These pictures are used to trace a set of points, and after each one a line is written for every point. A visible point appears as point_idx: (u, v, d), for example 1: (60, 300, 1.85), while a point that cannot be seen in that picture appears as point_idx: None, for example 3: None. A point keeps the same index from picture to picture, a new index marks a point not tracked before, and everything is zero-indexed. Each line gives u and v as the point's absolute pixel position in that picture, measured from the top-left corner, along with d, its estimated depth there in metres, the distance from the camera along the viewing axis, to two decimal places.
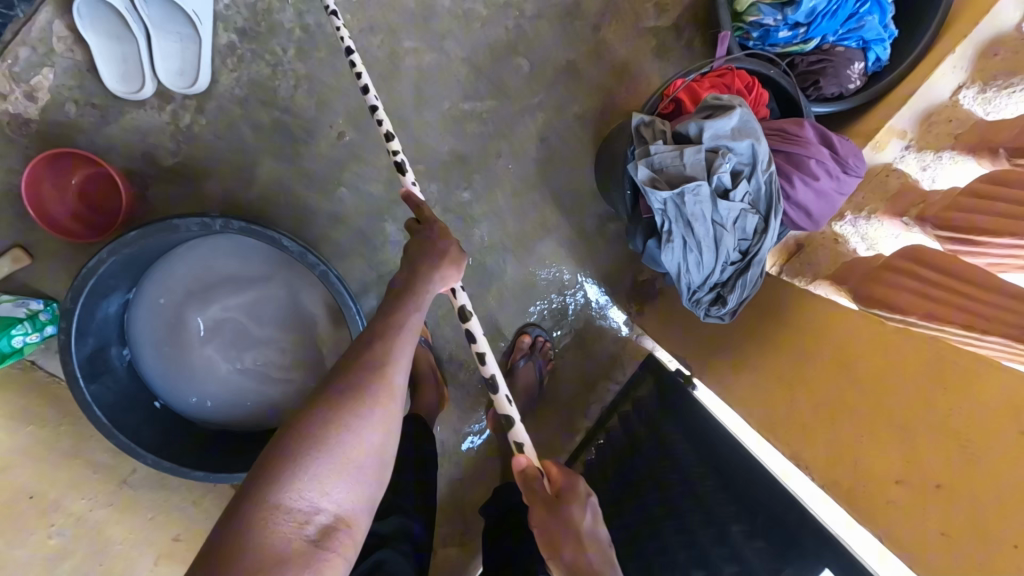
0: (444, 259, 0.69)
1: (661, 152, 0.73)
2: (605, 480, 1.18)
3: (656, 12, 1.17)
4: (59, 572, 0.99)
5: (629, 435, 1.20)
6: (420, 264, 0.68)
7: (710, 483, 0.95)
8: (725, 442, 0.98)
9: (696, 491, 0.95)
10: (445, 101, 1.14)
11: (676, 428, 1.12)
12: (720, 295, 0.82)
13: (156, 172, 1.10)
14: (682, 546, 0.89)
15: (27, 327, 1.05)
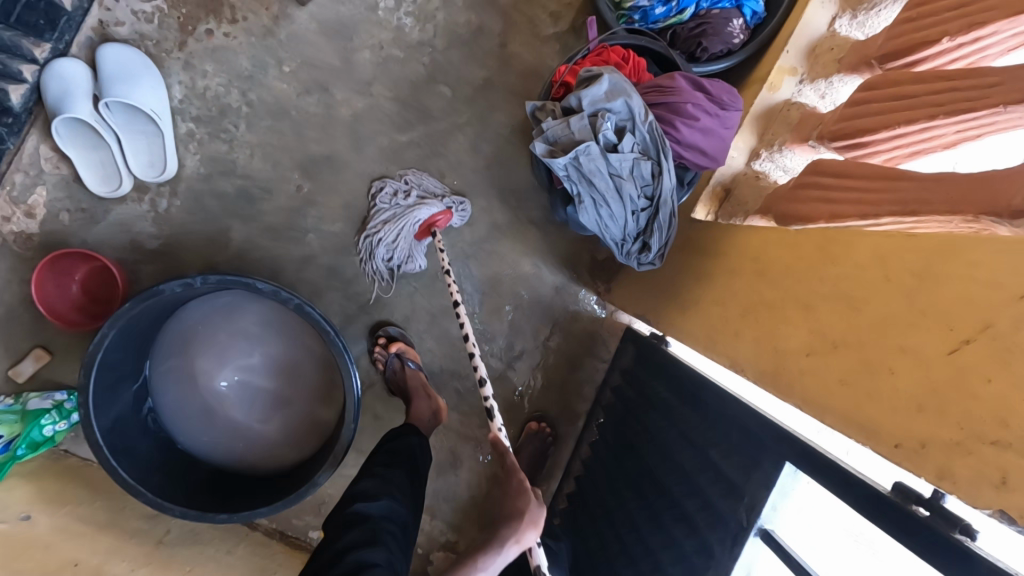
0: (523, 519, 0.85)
1: (552, 126, 0.83)
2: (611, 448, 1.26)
3: (552, 19, 1.31)
4: None
5: (623, 402, 1.30)
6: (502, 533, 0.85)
7: (691, 419, 1.01)
8: (690, 378, 1.05)
9: (681, 429, 1.02)
10: (383, 138, 1.28)
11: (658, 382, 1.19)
12: (644, 242, 0.91)
13: (146, 256, 1.24)
14: (679, 484, 0.96)
15: (53, 416, 1.17)
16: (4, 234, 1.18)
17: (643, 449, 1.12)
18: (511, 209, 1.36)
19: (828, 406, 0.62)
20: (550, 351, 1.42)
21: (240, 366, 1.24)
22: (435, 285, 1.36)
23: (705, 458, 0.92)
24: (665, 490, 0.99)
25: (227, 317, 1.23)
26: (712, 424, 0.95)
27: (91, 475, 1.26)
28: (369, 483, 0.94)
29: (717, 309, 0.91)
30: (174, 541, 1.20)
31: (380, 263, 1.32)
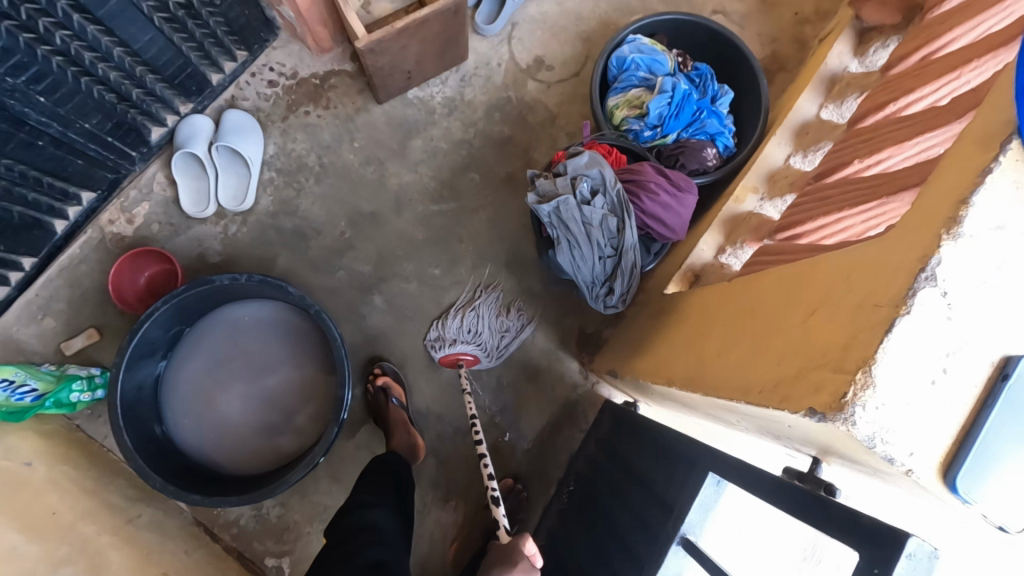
0: (516, 569, 0.94)
1: (543, 184, 1.07)
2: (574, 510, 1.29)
3: (568, 137, 1.64)
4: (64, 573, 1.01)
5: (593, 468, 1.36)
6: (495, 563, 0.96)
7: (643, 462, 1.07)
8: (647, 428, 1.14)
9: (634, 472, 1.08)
10: (419, 205, 1.56)
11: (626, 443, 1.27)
12: (611, 286, 1.09)
13: (208, 267, 1.49)
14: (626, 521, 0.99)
15: (83, 386, 1.33)
16: (106, 233, 1.48)
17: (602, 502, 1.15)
18: (515, 277, 1.56)
19: (724, 386, 0.72)
20: (533, 413, 1.51)
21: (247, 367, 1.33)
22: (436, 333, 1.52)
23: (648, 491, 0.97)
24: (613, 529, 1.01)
25: (254, 320, 1.37)
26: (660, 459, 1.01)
27: (90, 450, 1.36)
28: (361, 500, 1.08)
29: (665, 347, 1.03)
30: (143, 524, 1.25)
31: (394, 304, 1.52)
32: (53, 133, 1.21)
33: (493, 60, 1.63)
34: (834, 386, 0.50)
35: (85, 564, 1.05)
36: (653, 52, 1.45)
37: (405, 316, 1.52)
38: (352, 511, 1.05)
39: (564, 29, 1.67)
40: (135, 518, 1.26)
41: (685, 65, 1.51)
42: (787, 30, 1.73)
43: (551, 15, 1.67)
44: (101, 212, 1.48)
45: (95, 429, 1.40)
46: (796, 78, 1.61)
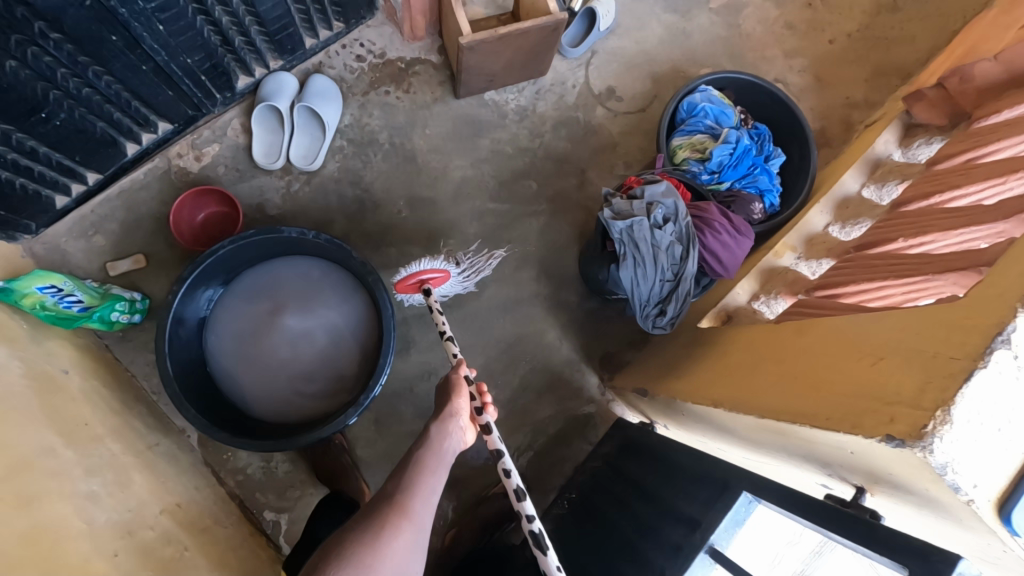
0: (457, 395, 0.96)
1: (619, 202, 1.15)
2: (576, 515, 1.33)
3: (625, 166, 1.72)
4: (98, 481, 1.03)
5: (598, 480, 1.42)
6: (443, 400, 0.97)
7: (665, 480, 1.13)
8: (670, 447, 1.20)
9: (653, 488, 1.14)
10: (477, 202, 1.63)
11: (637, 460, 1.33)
12: (663, 309, 1.17)
13: (263, 218, 1.52)
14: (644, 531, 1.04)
15: (123, 307, 1.34)
16: (171, 165, 1.50)
17: (613, 513, 1.20)
18: (554, 286, 1.63)
19: (780, 411, 0.80)
20: (546, 419, 1.56)
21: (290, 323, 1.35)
22: (470, 324, 1.57)
23: (671, 505, 1.03)
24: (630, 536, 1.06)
25: (307, 273, 1.39)
26: (686, 478, 1.07)
27: (116, 370, 1.36)
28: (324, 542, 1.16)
29: (705, 374, 1.11)
30: (161, 453, 1.26)
31: None
32: (158, 61, 1.25)
33: (568, 81, 1.72)
34: (913, 419, 0.59)
35: (113, 478, 1.06)
36: (722, 105, 1.56)
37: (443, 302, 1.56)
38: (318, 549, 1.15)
39: (638, 67, 1.78)
40: (155, 445, 1.27)
41: (747, 122, 1.62)
42: (837, 112, 1.86)
43: (629, 50, 1.78)
44: (171, 144, 1.51)
45: (122, 352, 1.40)
46: (841, 155, 1.73)
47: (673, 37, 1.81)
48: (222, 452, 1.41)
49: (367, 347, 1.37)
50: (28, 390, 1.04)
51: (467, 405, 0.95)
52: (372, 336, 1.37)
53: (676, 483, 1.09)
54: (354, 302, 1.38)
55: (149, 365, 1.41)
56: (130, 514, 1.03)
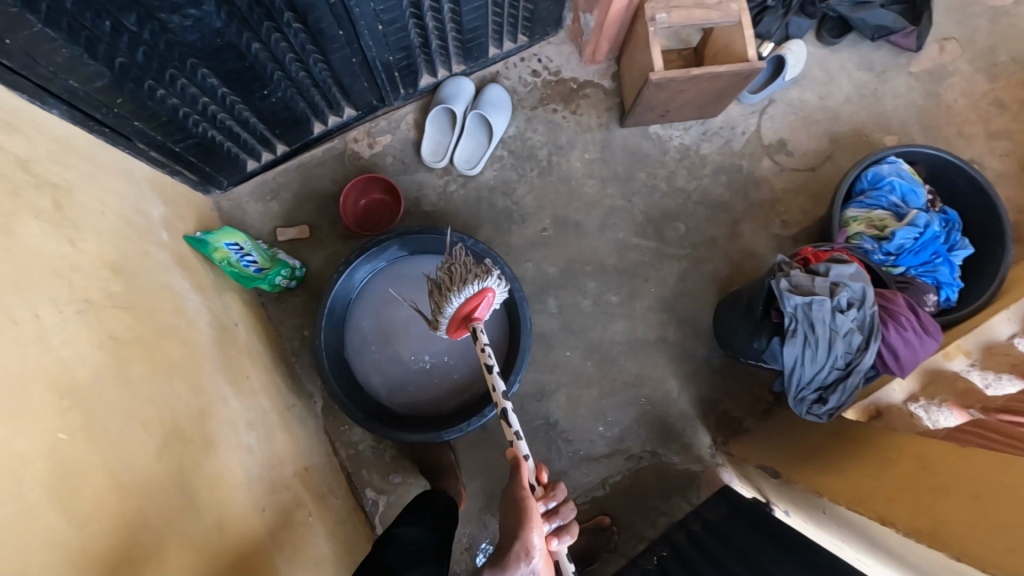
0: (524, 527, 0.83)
1: (798, 275, 1.09)
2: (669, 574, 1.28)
3: (782, 225, 1.62)
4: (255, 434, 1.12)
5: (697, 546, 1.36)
6: (512, 525, 0.85)
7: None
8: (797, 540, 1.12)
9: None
10: (621, 233, 1.61)
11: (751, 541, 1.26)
12: (822, 396, 1.09)
13: (418, 212, 1.59)
14: None
15: (286, 273, 1.45)
16: (347, 148, 1.60)
17: None
18: (683, 333, 1.57)
19: (989, 561, 0.73)
20: (648, 467, 1.52)
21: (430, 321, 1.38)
22: (592, 355, 1.55)
23: None
24: None
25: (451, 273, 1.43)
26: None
27: (268, 328, 1.48)
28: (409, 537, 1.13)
29: (864, 478, 1.03)
30: (295, 416, 1.35)
31: (563, 312, 1.56)
32: (368, 55, 1.34)
33: (739, 127, 1.65)
34: None
35: (263, 434, 1.14)
36: (913, 182, 1.43)
37: (569, 327, 1.56)
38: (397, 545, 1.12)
39: (817, 123, 1.67)
40: (292, 407, 1.36)
41: (936, 205, 1.48)
42: None
43: (809, 104, 1.68)
44: (350, 128, 1.60)
45: (274, 311, 1.51)
46: None
47: (861, 98, 1.69)
48: (341, 424, 1.49)
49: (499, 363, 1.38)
50: (212, 338, 1.14)
51: (541, 545, 0.83)
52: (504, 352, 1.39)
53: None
54: (494, 316, 1.41)
55: (293, 329, 1.51)
56: (274, 472, 1.11)
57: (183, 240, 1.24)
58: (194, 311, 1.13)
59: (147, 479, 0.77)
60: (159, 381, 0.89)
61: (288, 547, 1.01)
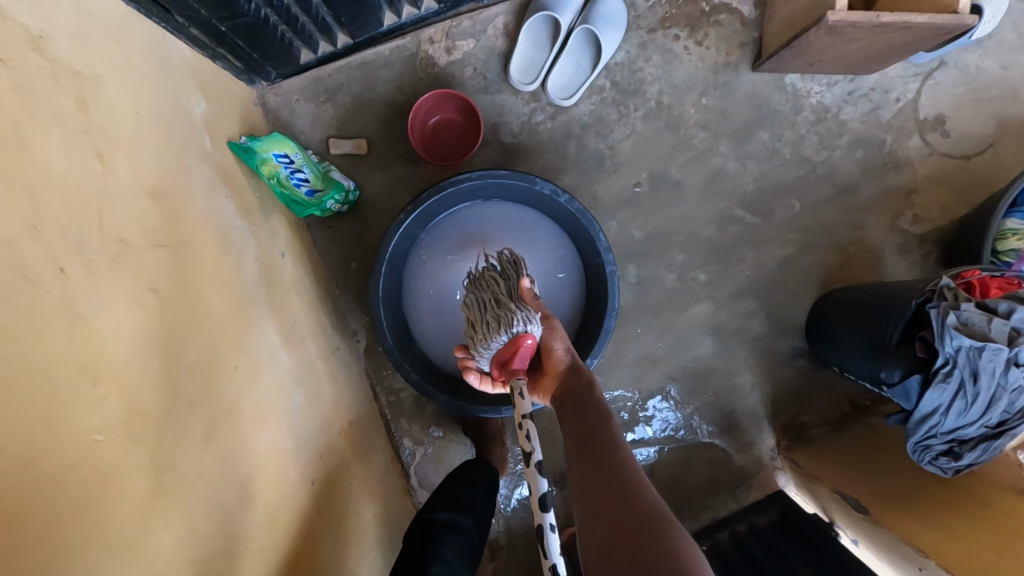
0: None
1: (972, 311, 0.89)
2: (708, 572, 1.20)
3: (912, 220, 1.38)
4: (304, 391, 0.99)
5: (736, 541, 1.26)
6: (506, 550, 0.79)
7: None
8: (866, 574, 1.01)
9: None
10: (726, 202, 1.38)
11: (798, 552, 1.15)
12: (953, 450, 0.94)
13: (494, 142, 1.34)
14: None
15: (339, 198, 1.25)
16: (420, 50, 1.32)
17: None
18: (770, 327, 1.40)
19: None
20: (700, 459, 1.42)
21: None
22: (664, 334, 1.40)
23: None
24: None
25: (531, 228, 1.23)
26: None
27: (312, 256, 1.31)
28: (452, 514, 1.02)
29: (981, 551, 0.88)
30: (339, 361, 1.22)
31: (643, 284, 1.39)
32: None
33: (894, 92, 1.36)
34: None
35: (310, 388, 1.02)
36: None
37: (646, 301, 1.39)
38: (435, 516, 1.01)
39: (988, 101, 1.37)
40: (336, 351, 1.23)
41: None
42: None
43: (986, 76, 1.36)
44: (426, 24, 1.31)
45: (321, 236, 1.34)
46: None
47: None
48: (383, 368, 1.37)
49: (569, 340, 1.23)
50: (258, 276, 0.98)
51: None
52: (576, 328, 1.23)
53: None
54: (572, 283, 1.23)
55: (340, 259, 1.35)
56: (321, 435, 1.00)
57: (227, 147, 1.03)
58: (239, 243, 0.95)
59: (196, 474, 0.65)
60: (205, 343, 0.74)
61: (334, 521, 0.93)
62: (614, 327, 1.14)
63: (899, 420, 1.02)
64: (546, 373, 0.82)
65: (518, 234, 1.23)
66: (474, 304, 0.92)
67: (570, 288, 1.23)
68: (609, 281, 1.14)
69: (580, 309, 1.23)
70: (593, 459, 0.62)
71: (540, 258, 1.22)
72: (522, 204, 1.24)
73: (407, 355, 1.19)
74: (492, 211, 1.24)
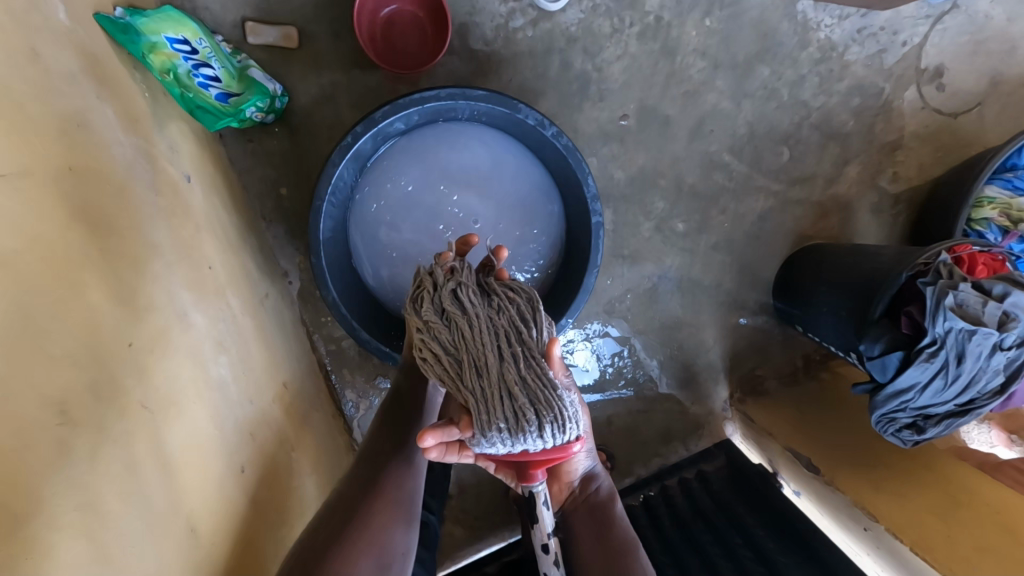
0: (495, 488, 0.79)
1: (968, 292, 0.86)
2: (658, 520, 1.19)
3: (892, 178, 1.33)
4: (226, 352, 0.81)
5: (688, 492, 1.26)
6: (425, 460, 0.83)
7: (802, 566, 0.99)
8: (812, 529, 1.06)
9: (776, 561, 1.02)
10: (713, 145, 1.28)
11: (748, 506, 1.17)
12: (917, 423, 0.97)
13: (461, 50, 1.15)
14: None
15: (264, 105, 0.99)
16: None
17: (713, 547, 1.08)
18: (740, 283, 1.35)
19: None
20: (657, 411, 1.40)
21: (467, 227, 1.04)
22: (634, 284, 1.32)
23: None
24: None
25: (506, 163, 1.06)
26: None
27: (228, 175, 1.05)
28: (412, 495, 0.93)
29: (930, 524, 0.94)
30: (269, 309, 1.02)
31: (619, 231, 1.29)
32: None
33: (901, 34, 1.27)
34: None
35: (235, 351, 0.83)
36: None
37: (619, 249, 1.30)
38: None
39: (987, 55, 1.30)
40: (265, 297, 1.02)
41: None
42: None
43: (990, 26, 1.29)
44: None
45: (244, 153, 1.09)
46: None
47: None
48: (322, 315, 1.18)
49: (539, 295, 1.11)
50: (157, 211, 0.74)
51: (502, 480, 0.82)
52: (550, 283, 1.11)
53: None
54: (549, 231, 1.09)
55: (267, 183, 1.10)
56: (251, 409, 0.83)
57: (94, 21, 0.72)
58: (123, 165, 0.69)
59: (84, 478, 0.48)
60: (83, 312, 0.54)
61: (270, 509, 0.78)
62: (594, 285, 1.02)
63: (864, 389, 1.01)
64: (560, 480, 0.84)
65: (489, 171, 1.05)
66: (486, 373, 0.55)
67: (547, 236, 1.08)
68: (592, 234, 1.00)
69: (555, 261, 1.10)
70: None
71: (514, 200, 1.06)
72: (495, 134, 1.05)
73: (356, 307, 1.00)
74: (461, 140, 1.04)
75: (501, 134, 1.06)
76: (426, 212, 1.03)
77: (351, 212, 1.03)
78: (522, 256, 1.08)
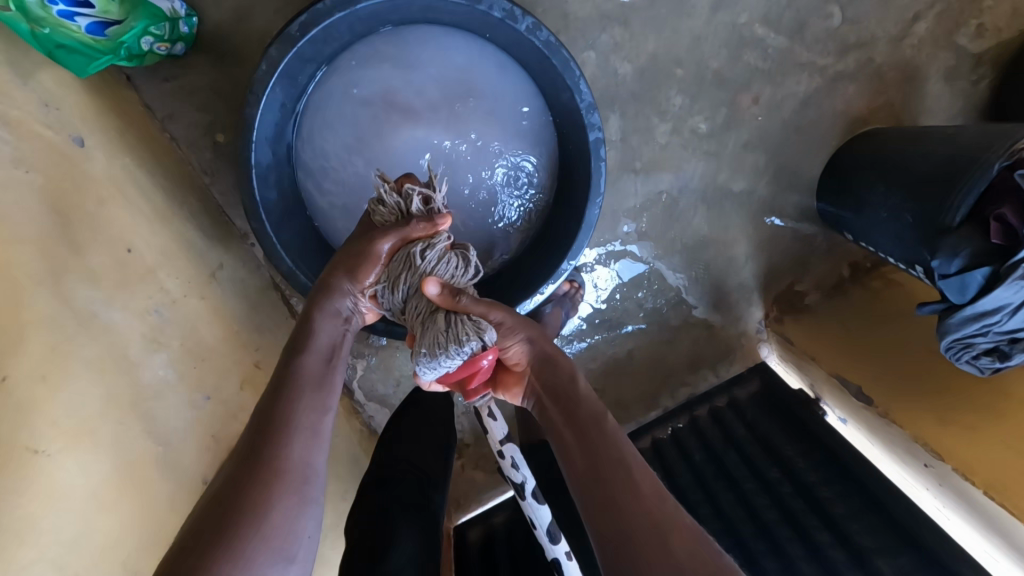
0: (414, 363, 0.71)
1: None
2: (689, 457, 1.10)
3: (976, 32, 1.04)
4: (168, 345, 0.69)
5: (719, 418, 1.16)
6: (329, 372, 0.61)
7: (848, 495, 0.90)
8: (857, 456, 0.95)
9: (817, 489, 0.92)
10: (741, 15, 1.01)
11: (783, 431, 1.07)
12: (1001, 348, 0.80)
13: None
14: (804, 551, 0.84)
15: (162, 32, 0.82)
16: None
17: (749, 479, 0.99)
18: (779, 187, 1.13)
19: None
20: (682, 338, 1.26)
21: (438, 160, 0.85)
22: (651, 201, 1.12)
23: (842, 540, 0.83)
24: (787, 543, 0.86)
25: (475, 74, 0.86)
26: (885, 522, 0.84)
27: (148, 127, 0.88)
28: (410, 457, 0.83)
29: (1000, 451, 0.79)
30: (226, 283, 0.89)
31: (628, 141, 1.07)
32: None
33: None
34: None
35: (177, 342, 0.71)
36: None
37: (631, 163, 1.08)
38: (386, 470, 0.80)
39: None
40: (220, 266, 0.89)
41: None
42: None
43: None
44: None
45: (164, 95, 0.91)
46: None
47: None
48: None
49: (533, 234, 0.95)
50: (28, 188, 0.57)
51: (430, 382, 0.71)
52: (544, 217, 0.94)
53: (860, 516, 0.86)
54: (537, 155, 0.90)
55: (200, 131, 0.93)
56: (207, 407, 0.72)
57: None
58: None
59: None
60: None
61: None
62: (599, 218, 0.85)
63: (932, 309, 0.84)
64: (512, 371, 0.71)
65: (463, 85, 0.85)
66: (409, 301, 0.69)
67: (534, 164, 0.91)
68: (593, 160, 0.82)
69: (547, 193, 0.93)
70: (605, 473, 0.56)
71: (493, 124, 0.87)
72: (467, 38, 0.85)
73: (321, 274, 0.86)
74: (416, 52, 0.84)
75: (475, 36, 0.86)
76: (388, 145, 0.84)
77: (298, 151, 0.87)
78: (508, 190, 0.90)
